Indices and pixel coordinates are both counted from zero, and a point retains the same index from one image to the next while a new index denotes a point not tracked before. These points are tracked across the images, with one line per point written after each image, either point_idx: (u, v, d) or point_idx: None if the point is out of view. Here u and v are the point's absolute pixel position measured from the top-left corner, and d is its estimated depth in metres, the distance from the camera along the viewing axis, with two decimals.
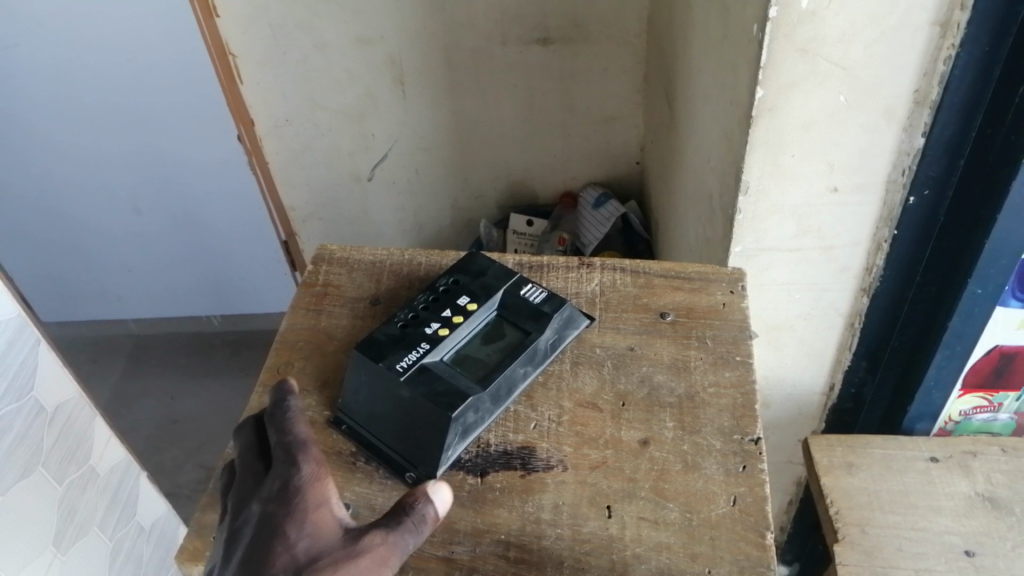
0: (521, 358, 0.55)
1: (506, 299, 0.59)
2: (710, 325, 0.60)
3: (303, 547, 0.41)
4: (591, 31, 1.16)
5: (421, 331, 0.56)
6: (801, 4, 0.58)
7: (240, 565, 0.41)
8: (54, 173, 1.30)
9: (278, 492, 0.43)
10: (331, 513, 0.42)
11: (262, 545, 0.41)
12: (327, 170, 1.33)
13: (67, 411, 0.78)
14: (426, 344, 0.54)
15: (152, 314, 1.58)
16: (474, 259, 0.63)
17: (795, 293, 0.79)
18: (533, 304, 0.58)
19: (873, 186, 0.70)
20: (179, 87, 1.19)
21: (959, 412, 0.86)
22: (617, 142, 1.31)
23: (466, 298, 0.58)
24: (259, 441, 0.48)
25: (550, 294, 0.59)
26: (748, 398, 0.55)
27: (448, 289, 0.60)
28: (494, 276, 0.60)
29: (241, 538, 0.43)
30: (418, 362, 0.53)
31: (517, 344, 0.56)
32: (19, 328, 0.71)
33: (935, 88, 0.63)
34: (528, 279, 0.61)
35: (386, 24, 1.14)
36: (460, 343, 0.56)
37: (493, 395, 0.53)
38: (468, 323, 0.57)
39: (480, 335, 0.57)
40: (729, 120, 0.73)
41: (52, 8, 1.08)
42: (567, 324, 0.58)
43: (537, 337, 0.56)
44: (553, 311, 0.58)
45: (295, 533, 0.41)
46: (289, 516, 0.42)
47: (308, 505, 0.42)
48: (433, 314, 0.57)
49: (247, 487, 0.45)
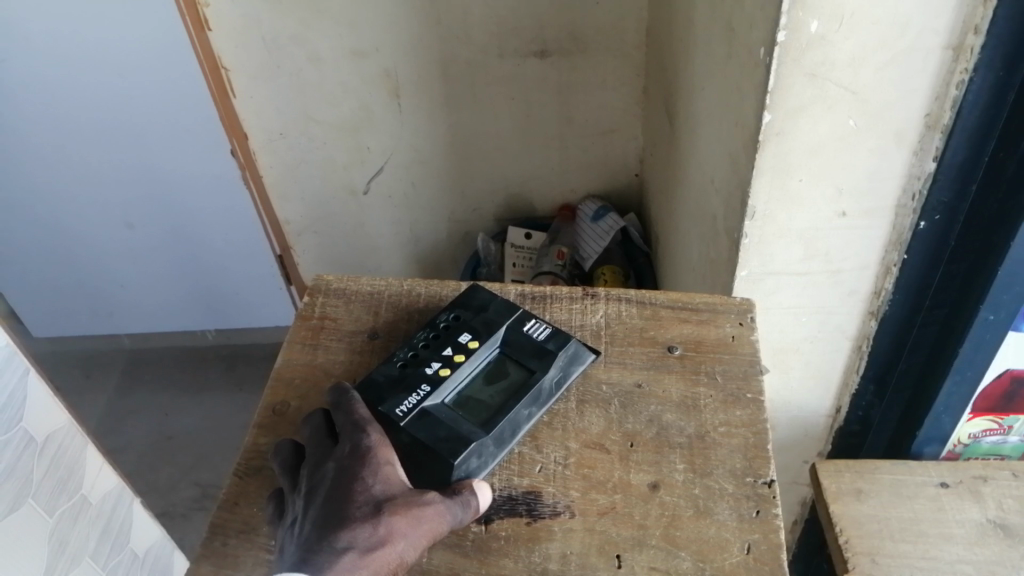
0: (525, 399, 0.54)
1: (509, 336, 0.58)
2: (720, 360, 0.58)
3: (378, 490, 0.47)
4: (589, 43, 1.15)
5: (421, 371, 0.55)
6: (810, 28, 0.56)
7: (321, 504, 0.47)
8: (44, 188, 1.28)
9: (352, 450, 0.49)
10: (397, 471, 0.49)
11: (343, 490, 0.47)
12: (323, 183, 1.32)
13: (57, 440, 0.74)
14: (426, 386, 0.54)
15: (144, 329, 1.56)
16: (475, 295, 0.62)
17: (802, 316, 0.78)
18: (536, 341, 0.58)
19: (882, 210, 0.68)
20: (169, 105, 1.17)
21: (969, 435, 0.85)
22: (616, 153, 1.29)
23: (467, 335, 0.58)
24: (315, 420, 0.54)
25: (554, 331, 0.58)
26: (760, 438, 0.54)
27: (448, 326, 0.59)
28: (496, 311, 0.60)
29: (315, 489, 0.48)
30: (418, 406, 0.53)
31: (522, 384, 0.55)
32: (8, 357, 0.68)
33: (947, 112, 0.62)
34: (532, 314, 0.60)
35: (381, 37, 1.13)
36: (461, 384, 0.56)
37: (496, 438, 0.52)
38: (470, 361, 0.56)
39: (483, 374, 0.57)
40: (734, 141, 0.71)
41: (37, 24, 1.06)
42: (572, 360, 0.57)
43: (541, 376, 0.55)
44: (557, 348, 0.57)
45: (372, 480, 0.47)
46: (366, 467, 0.48)
47: (379, 461, 0.49)
48: (433, 352, 0.57)
49: (313, 451, 0.51)
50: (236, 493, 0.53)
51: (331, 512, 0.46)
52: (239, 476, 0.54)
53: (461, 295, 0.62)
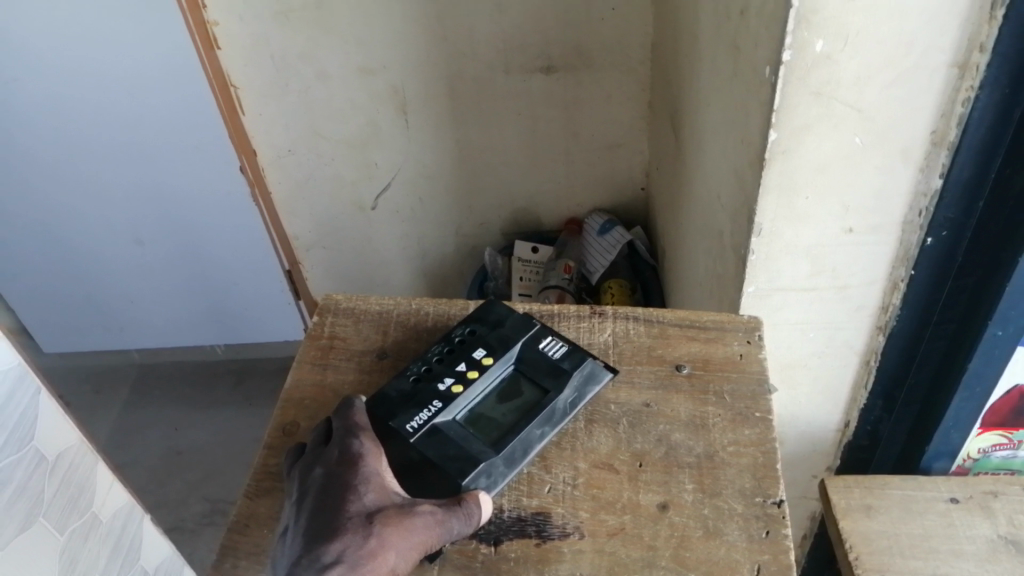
0: (538, 419, 0.56)
1: (524, 353, 0.60)
2: (728, 379, 0.60)
3: (370, 500, 0.49)
4: (595, 59, 1.15)
5: (434, 387, 0.57)
6: (814, 48, 0.57)
7: (315, 510, 0.49)
8: (55, 204, 1.29)
9: (344, 457, 0.51)
10: (391, 482, 0.51)
11: (336, 499, 0.49)
12: (330, 199, 1.32)
13: (68, 458, 0.74)
14: (438, 402, 0.56)
15: (154, 345, 1.56)
16: (494, 309, 0.64)
17: (810, 331, 0.77)
18: (552, 359, 0.59)
19: (889, 227, 0.69)
20: (178, 123, 1.17)
21: (978, 450, 0.85)
22: (623, 168, 1.29)
23: (482, 351, 0.60)
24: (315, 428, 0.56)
25: (570, 349, 0.60)
26: (768, 458, 0.55)
27: (464, 341, 0.61)
28: (511, 328, 0.61)
29: (309, 494, 0.50)
30: (429, 422, 0.55)
31: (535, 404, 0.57)
32: (19, 376, 0.67)
33: (953, 129, 0.62)
34: (548, 331, 0.61)
35: (388, 55, 1.14)
36: (474, 401, 0.57)
37: (507, 457, 0.54)
38: (482, 379, 0.58)
39: (497, 392, 0.58)
40: (739, 159, 0.71)
41: (49, 44, 1.07)
42: (588, 380, 0.58)
43: (556, 396, 0.57)
44: (572, 368, 0.58)
45: (365, 490, 0.49)
46: (360, 476, 0.50)
47: (373, 472, 0.51)
48: (447, 368, 0.59)
49: (309, 455, 0.53)
50: (246, 514, 0.53)
51: (323, 519, 0.48)
52: (250, 497, 0.54)
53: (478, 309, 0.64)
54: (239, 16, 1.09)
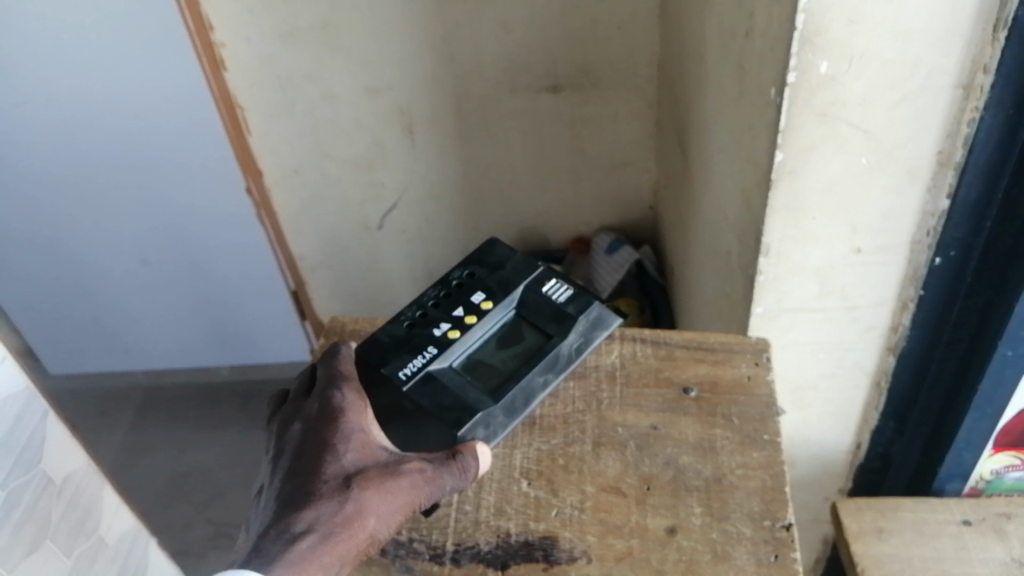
0: (541, 367, 0.62)
1: (524, 298, 0.66)
2: (736, 402, 0.61)
3: (352, 456, 0.53)
4: (601, 78, 1.16)
5: (431, 333, 0.63)
6: (819, 69, 0.57)
7: (299, 462, 0.53)
8: (64, 225, 1.30)
9: (327, 413, 0.56)
10: (374, 439, 0.55)
11: (318, 453, 0.53)
12: (337, 218, 1.33)
13: (75, 481, 0.74)
14: (434, 348, 0.62)
15: (161, 365, 1.56)
16: (494, 251, 0.70)
17: (819, 352, 0.77)
18: (556, 304, 0.65)
19: (897, 247, 0.68)
20: (185, 145, 1.18)
21: (991, 471, 0.84)
22: (630, 187, 1.30)
23: (482, 296, 0.66)
24: (306, 381, 0.61)
25: (574, 294, 0.66)
26: (777, 480, 0.56)
27: (462, 286, 0.67)
28: (510, 273, 0.68)
29: (294, 446, 0.55)
30: (423, 369, 0.61)
31: (537, 348, 0.63)
32: (27, 400, 0.67)
33: (959, 149, 0.62)
34: (549, 277, 0.67)
35: (394, 75, 1.14)
36: (472, 346, 0.63)
37: (506, 407, 0.59)
38: (480, 325, 0.64)
39: (495, 337, 0.64)
40: (745, 179, 0.72)
41: (59, 67, 1.09)
42: (595, 326, 0.65)
43: (558, 342, 0.63)
44: (578, 314, 0.64)
45: (347, 447, 0.54)
46: (342, 433, 0.54)
47: (355, 429, 0.55)
48: (445, 314, 0.65)
49: (298, 406, 0.58)
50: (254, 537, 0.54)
51: (307, 472, 0.52)
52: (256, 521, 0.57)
53: (482, 250, 0.71)
54: (246, 38, 1.10)
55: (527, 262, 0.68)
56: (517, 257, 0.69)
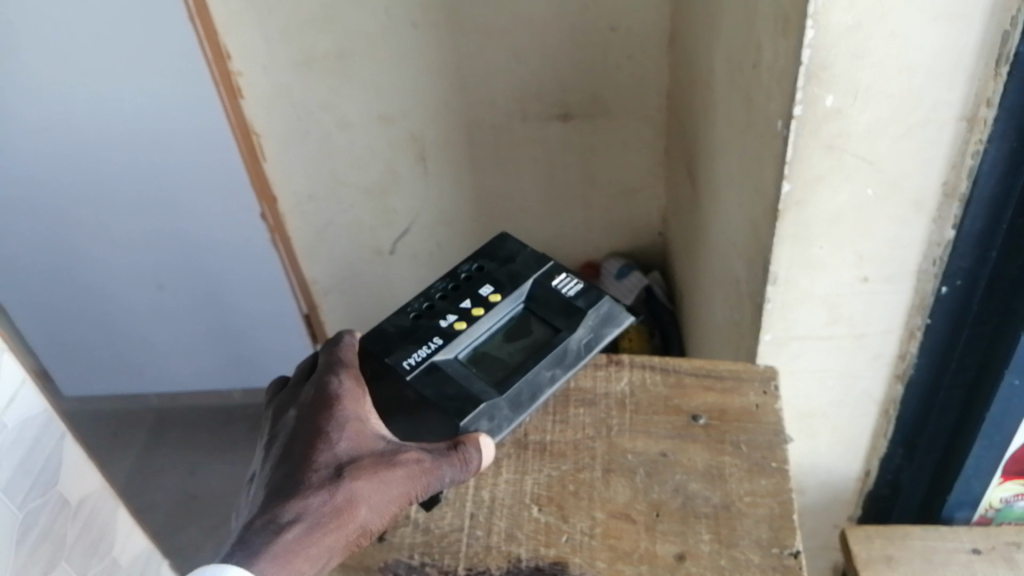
0: (548, 361, 0.64)
1: (533, 291, 0.69)
2: (744, 429, 0.61)
3: (347, 441, 0.56)
4: (611, 106, 1.17)
5: (438, 324, 0.67)
6: (825, 102, 0.58)
7: (296, 446, 0.56)
8: (81, 249, 1.32)
9: (325, 400, 0.58)
10: (372, 427, 0.58)
11: (314, 437, 0.56)
12: (350, 243, 1.35)
13: (90, 503, 0.75)
14: (439, 340, 0.65)
15: (173, 388, 1.58)
16: (504, 245, 0.73)
17: (827, 380, 0.78)
18: (566, 298, 0.68)
19: (904, 276, 0.69)
20: (201, 170, 1.21)
21: (1000, 499, 0.84)
22: (639, 214, 1.31)
23: (490, 288, 0.69)
24: (310, 369, 0.64)
25: (585, 288, 0.68)
26: (785, 508, 0.56)
27: (470, 277, 0.71)
28: (519, 268, 0.70)
29: (293, 430, 0.58)
30: (428, 359, 0.64)
31: (545, 342, 0.65)
32: (46, 422, 0.68)
33: (964, 181, 0.63)
34: (560, 272, 0.70)
35: (407, 103, 1.16)
36: (478, 339, 0.66)
37: (511, 401, 0.61)
38: (487, 317, 0.67)
39: (503, 330, 0.67)
40: (753, 208, 0.73)
41: (81, 94, 1.11)
42: (607, 322, 0.66)
43: (567, 336, 0.65)
44: (588, 308, 0.66)
45: (343, 433, 0.56)
46: (339, 420, 0.57)
47: (352, 417, 0.57)
48: (452, 305, 0.68)
49: (300, 393, 0.61)
50: None
51: (303, 455, 0.55)
52: None
53: (492, 244, 0.74)
54: (263, 66, 1.12)
55: (535, 256, 0.71)
56: (526, 251, 0.72)
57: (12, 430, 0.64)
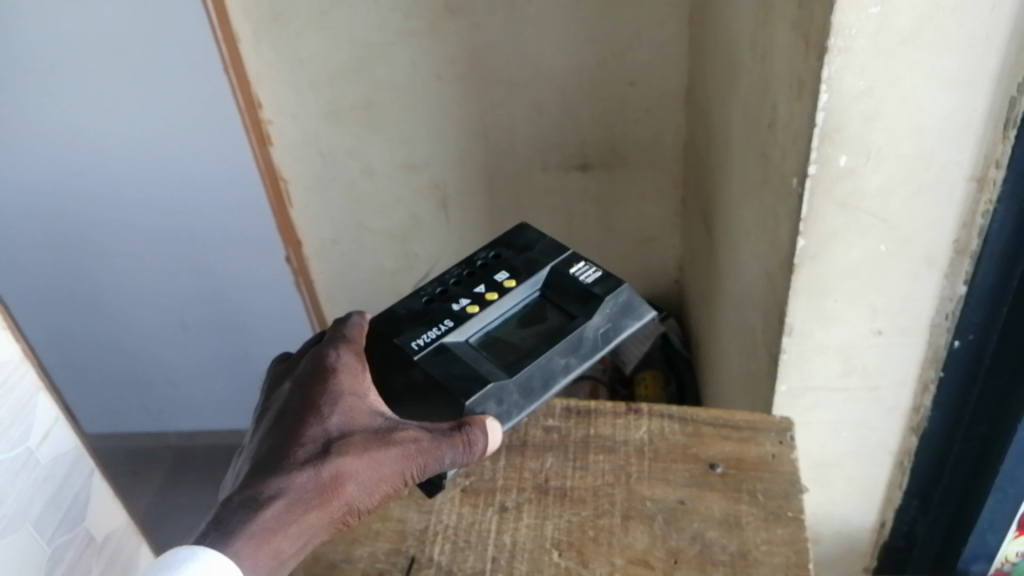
0: (563, 348, 0.65)
1: (550, 278, 0.71)
2: (761, 478, 0.63)
3: (342, 417, 0.57)
4: (629, 157, 1.20)
5: (449, 308, 0.69)
6: (839, 162, 0.60)
7: (290, 416, 0.57)
8: (109, 289, 1.35)
9: (323, 374, 0.59)
10: (369, 403, 0.59)
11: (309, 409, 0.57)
12: (371, 286, 1.37)
13: (115, 539, 0.76)
14: (450, 323, 0.67)
15: (192, 427, 1.59)
16: (523, 235, 0.75)
17: (842, 431, 0.79)
18: (583, 285, 0.69)
19: (917, 330, 0.71)
20: (229, 214, 1.24)
21: (1016, 552, 0.84)
22: (656, 262, 1.33)
23: (506, 274, 0.71)
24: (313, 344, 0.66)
25: (603, 276, 0.69)
26: (801, 557, 0.58)
27: (485, 265, 0.73)
28: (535, 257, 0.72)
29: (289, 400, 0.59)
30: (438, 340, 0.66)
31: (561, 327, 0.67)
32: (75, 459, 0.70)
33: (974, 238, 0.65)
34: (578, 261, 0.71)
35: (431, 151, 1.20)
36: (490, 325, 0.68)
37: (519, 384, 0.63)
38: (497, 306, 0.69)
39: (517, 317, 0.69)
40: (769, 261, 0.74)
41: (116, 141, 1.15)
42: (625, 314, 0.67)
43: (584, 323, 0.66)
44: (604, 294, 0.68)
45: (339, 408, 0.57)
46: (336, 395, 0.58)
47: (350, 394, 0.58)
48: (466, 289, 0.70)
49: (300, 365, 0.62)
50: None
51: (296, 425, 0.56)
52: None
53: (511, 233, 0.76)
54: (292, 115, 1.16)
55: (553, 245, 0.73)
56: (544, 240, 0.74)
57: (44, 467, 0.66)
